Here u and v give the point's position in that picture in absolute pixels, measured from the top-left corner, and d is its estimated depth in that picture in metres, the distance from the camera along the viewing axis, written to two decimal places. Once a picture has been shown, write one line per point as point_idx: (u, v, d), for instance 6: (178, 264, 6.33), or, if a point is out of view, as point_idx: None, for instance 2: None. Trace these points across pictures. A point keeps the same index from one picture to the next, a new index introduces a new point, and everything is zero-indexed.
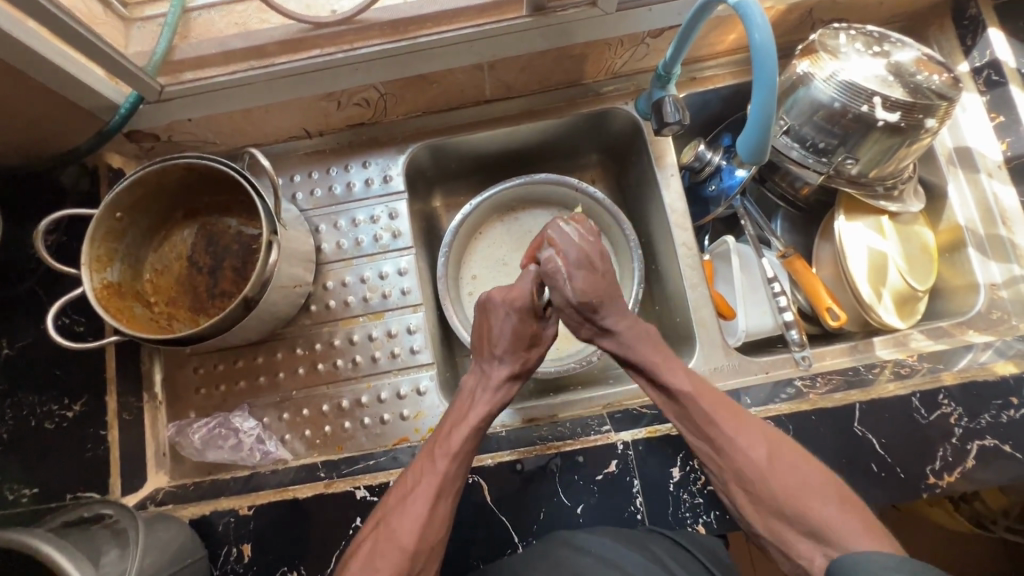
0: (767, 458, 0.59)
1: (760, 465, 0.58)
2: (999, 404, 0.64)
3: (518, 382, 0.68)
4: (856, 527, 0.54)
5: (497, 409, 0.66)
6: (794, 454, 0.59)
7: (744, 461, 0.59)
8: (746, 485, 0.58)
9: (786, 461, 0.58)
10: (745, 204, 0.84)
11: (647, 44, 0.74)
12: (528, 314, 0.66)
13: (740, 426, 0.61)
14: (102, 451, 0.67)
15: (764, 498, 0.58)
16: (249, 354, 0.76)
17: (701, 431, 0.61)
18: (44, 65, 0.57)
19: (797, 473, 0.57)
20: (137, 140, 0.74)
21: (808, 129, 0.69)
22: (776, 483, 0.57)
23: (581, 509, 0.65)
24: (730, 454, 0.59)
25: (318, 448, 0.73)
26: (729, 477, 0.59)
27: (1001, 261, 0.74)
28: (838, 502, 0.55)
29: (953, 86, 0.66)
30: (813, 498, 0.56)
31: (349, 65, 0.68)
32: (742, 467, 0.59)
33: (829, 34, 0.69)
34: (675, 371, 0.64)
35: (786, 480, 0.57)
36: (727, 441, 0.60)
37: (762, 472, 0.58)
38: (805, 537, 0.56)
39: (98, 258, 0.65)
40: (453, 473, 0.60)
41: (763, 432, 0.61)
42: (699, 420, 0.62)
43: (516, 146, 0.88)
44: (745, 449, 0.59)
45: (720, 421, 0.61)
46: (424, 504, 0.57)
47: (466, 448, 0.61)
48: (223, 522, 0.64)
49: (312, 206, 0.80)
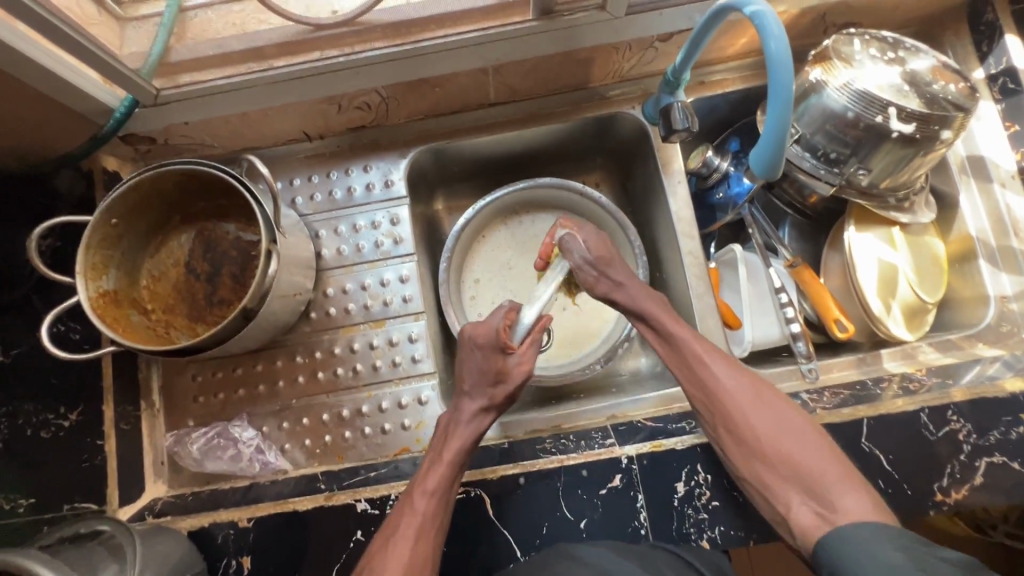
0: (756, 402, 0.62)
1: (745, 411, 0.61)
2: (1009, 420, 0.63)
3: (490, 416, 0.67)
4: (837, 473, 0.56)
5: (475, 441, 0.64)
6: (782, 403, 0.62)
7: (733, 402, 0.62)
8: (734, 428, 0.61)
9: (771, 406, 0.62)
10: (752, 212, 0.83)
11: (656, 48, 0.72)
12: (492, 349, 0.67)
13: (733, 371, 0.64)
14: (100, 461, 0.67)
15: (747, 440, 0.60)
16: (249, 362, 0.75)
17: (695, 373, 0.65)
18: (36, 70, 0.55)
19: (781, 416, 0.61)
20: (132, 143, 0.72)
21: (819, 138, 0.67)
22: (760, 426, 0.60)
23: (584, 524, 0.64)
24: (722, 395, 0.63)
25: (319, 457, 0.72)
26: (718, 423, 0.62)
27: (1012, 273, 0.73)
28: (823, 448, 0.58)
29: (969, 96, 0.65)
30: (796, 443, 0.59)
31: (350, 69, 0.67)
32: (732, 408, 0.62)
33: (843, 40, 0.68)
34: (675, 319, 0.68)
35: (768, 424, 0.60)
36: (715, 382, 0.64)
37: (747, 415, 0.61)
38: (787, 482, 0.58)
39: (94, 266, 0.64)
40: (434, 512, 0.59)
41: (750, 380, 0.64)
42: (694, 363, 0.65)
43: (520, 150, 0.87)
44: (738, 392, 0.62)
45: (717, 365, 0.64)
46: (406, 545, 0.56)
47: (444, 485, 0.60)
48: (223, 534, 0.64)
49: (311, 211, 0.79)
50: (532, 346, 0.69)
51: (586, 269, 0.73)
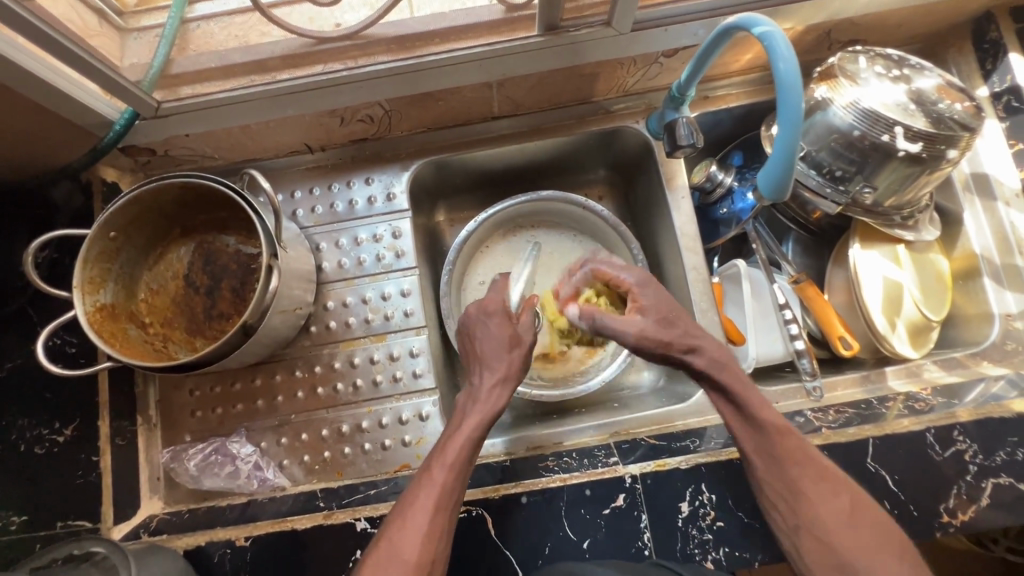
0: (846, 510, 0.53)
1: (830, 519, 0.53)
2: (1014, 441, 0.63)
3: (504, 388, 0.64)
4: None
5: (494, 416, 0.62)
6: (870, 511, 0.54)
7: (820, 509, 0.54)
8: (819, 534, 0.53)
9: (871, 523, 0.53)
10: (756, 227, 0.82)
11: (660, 63, 0.72)
12: (501, 316, 0.69)
13: (817, 469, 0.56)
14: (94, 478, 0.65)
15: (835, 551, 0.52)
16: (247, 377, 0.74)
17: (780, 467, 0.57)
18: (34, 83, 0.55)
19: (874, 532, 0.52)
20: (132, 155, 0.72)
21: (824, 155, 0.67)
22: (853, 536, 0.52)
23: (587, 544, 0.63)
24: (804, 497, 0.55)
25: (318, 474, 0.71)
26: (797, 521, 0.55)
27: (1016, 291, 0.72)
28: (915, 570, 0.49)
29: (975, 115, 0.64)
30: (887, 560, 0.50)
31: (353, 83, 0.66)
32: (816, 513, 0.54)
33: (848, 58, 0.67)
34: (765, 406, 0.59)
35: (862, 535, 0.52)
36: (804, 483, 0.55)
37: (837, 525, 0.53)
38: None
39: (91, 280, 0.63)
40: (452, 486, 0.57)
41: (846, 488, 0.55)
42: (778, 456, 0.57)
43: (523, 162, 0.86)
44: (823, 495, 0.54)
45: (799, 461, 0.56)
46: (423, 518, 0.54)
47: (463, 459, 0.58)
48: (219, 554, 0.62)
49: (312, 223, 0.78)
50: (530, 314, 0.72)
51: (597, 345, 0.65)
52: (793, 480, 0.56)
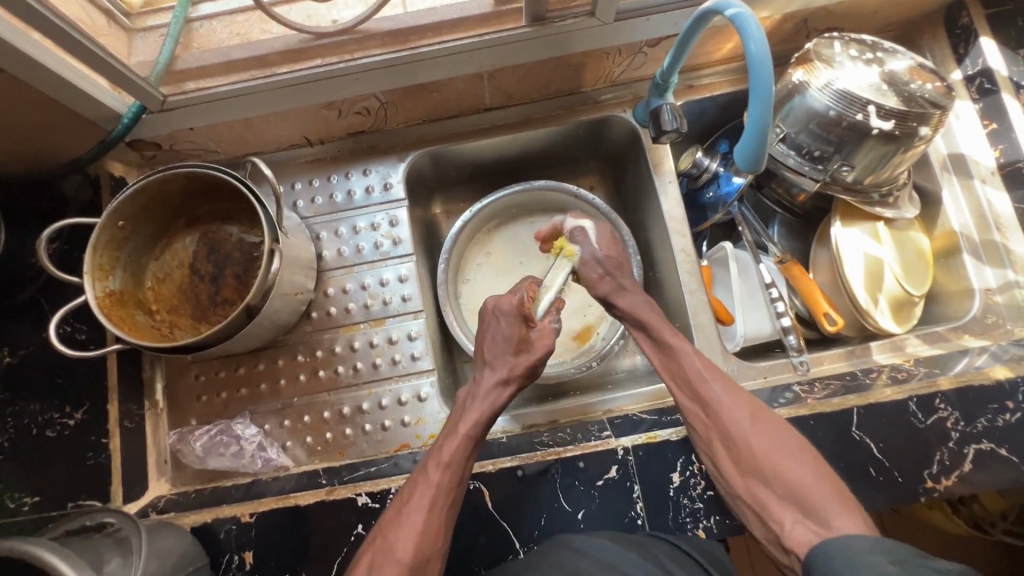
0: (752, 422, 0.60)
1: (741, 430, 0.59)
2: (994, 408, 0.65)
3: (506, 390, 0.66)
4: (829, 493, 0.54)
5: (491, 415, 0.64)
6: (777, 422, 0.60)
7: (732, 422, 0.60)
8: (732, 445, 0.59)
9: (771, 429, 0.60)
10: (741, 210, 0.85)
11: (645, 53, 0.75)
12: (516, 319, 0.68)
13: (730, 388, 0.62)
14: (104, 459, 0.68)
15: (746, 459, 0.58)
16: (251, 362, 0.76)
17: (695, 389, 0.63)
18: (48, 77, 0.58)
19: (779, 436, 0.59)
20: (138, 149, 0.75)
21: (804, 137, 0.70)
22: (759, 445, 0.58)
23: (581, 515, 0.65)
24: (719, 415, 0.61)
25: (320, 455, 0.73)
26: (714, 436, 0.61)
27: (995, 266, 0.74)
28: (814, 467, 0.57)
29: (946, 94, 0.67)
30: (790, 462, 0.57)
31: (349, 75, 0.69)
32: (729, 427, 0.60)
33: (824, 43, 0.70)
34: (677, 337, 0.67)
35: (768, 443, 0.58)
36: (716, 400, 0.61)
37: (748, 435, 0.59)
38: (780, 499, 0.56)
39: (100, 267, 0.65)
40: (450, 484, 0.58)
41: (752, 402, 0.61)
42: (694, 384, 0.63)
43: (515, 153, 0.89)
44: (736, 410, 0.60)
45: (714, 382, 0.62)
46: (419, 515, 0.56)
47: (460, 457, 0.60)
48: (225, 530, 0.64)
49: (313, 214, 0.81)
50: (552, 322, 0.71)
51: (592, 266, 0.73)
52: (712, 402, 0.61)
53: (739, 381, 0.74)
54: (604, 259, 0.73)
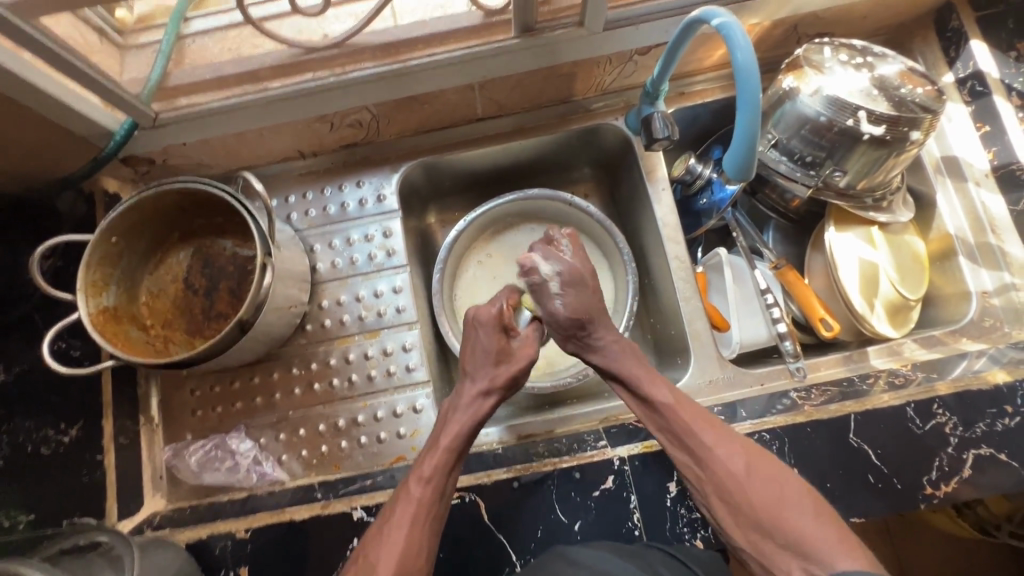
0: (746, 471, 0.59)
1: (733, 481, 0.58)
2: (993, 412, 0.64)
3: (488, 401, 0.67)
4: (831, 538, 0.54)
5: (474, 427, 0.65)
6: (772, 466, 0.59)
7: (725, 473, 0.59)
8: (727, 496, 0.58)
9: (767, 475, 0.58)
10: (735, 215, 0.85)
11: (635, 61, 0.75)
12: (496, 330, 0.69)
13: (718, 434, 0.61)
14: (99, 476, 0.67)
15: (745, 511, 0.57)
16: (246, 375, 0.76)
17: (680, 439, 0.62)
18: (38, 96, 0.58)
19: (776, 484, 0.57)
20: (132, 165, 0.75)
21: (796, 143, 0.70)
22: (756, 495, 0.57)
23: (578, 526, 0.64)
24: (711, 467, 0.60)
25: (316, 468, 0.73)
26: (709, 487, 0.60)
27: (992, 269, 0.74)
28: (814, 511, 0.55)
29: (937, 98, 0.67)
30: (790, 510, 0.56)
31: (340, 88, 0.69)
32: (722, 477, 0.59)
33: (814, 49, 0.70)
34: (657, 385, 0.65)
35: (765, 492, 0.57)
36: (707, 452, 0.60)
37: (742, 485, 0.58)
38: (782, 549, 0.55)
39: (94, 283, 0.65)
40: (431, 498, 0.59)
41: (744, 447, 0.60)
42: (683, 437, 0.62)
43: (509, 162, 0.89)
44: (727, 460, 0.59)
45: (702, 433, 0.61)
46: (401, 531, 0.56)
47: (442, 473, 0.60)
48: (221, 546, 0.64)
49: (306, 226, 0.81)
50: (534, 333, 0.72)
51: (557, 327, 0.68)
52: (703, 453, 0.60)
53: (736, 388, 0.74)
54: (568, 321, 0.67)
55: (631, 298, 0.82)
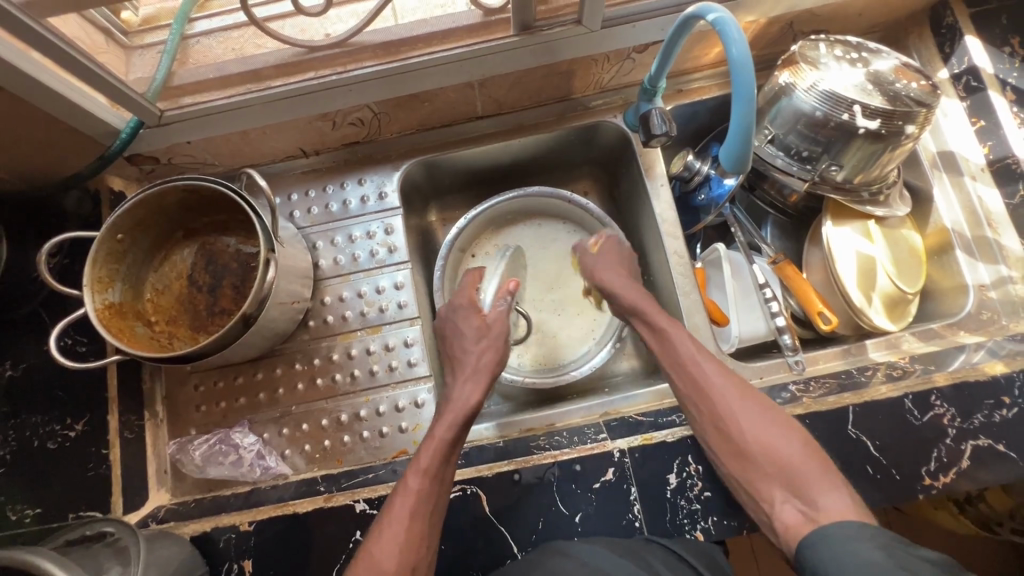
0: (745, 404, 0.64)
1: (731, 417, 0.63)
2: (991, 404, 0.65)
3: (477, 385, 0.69)
4: (816, 471, 0.58)
5: (467, 416, 0.66)
6: (768, 406, 0.64)
7: (725, 405, 0.64)
8: (725, 427, 0.63)
9: (762, 411, 0.64)
10: (733, 211, 0.86)
11: (633, 59, 0.76)
12: (469, 309, 0.76)
13: (722, 370, 0.67)
14: (104, 470, 0.68)
15: (740, 446, 0.62)
16: (250, 371, 0.77)
17: (685, 372, 0.68)
18: (46, 94, 0.59)
19: (770, 420, 0.63)
20: (137, 163, 0.76)
21: (792, 138, 0.71)
22: (750, 429, 0.62)
23: (579, 518, 0.65)
24: (713, 397, 0.65)
25: (319, 462, 0.73)
26: (707, 423, 0.64)
27: (989, 262, 0.75)
28: (804, 446, 0.60)
29: (931, 92, 0.68)
30: (781, 442, 0.61)
31: (342, 87, 0.70)
32: (722, 409, 0.64)
33: (809, 45, 0.71)
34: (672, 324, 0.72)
35: (756, 426, 0.62)
36: (711, 385, 0.66)
37: (739, 416, 0.63)
38: (769, 480, 0.60)
39: (100, 280, 0.66)
40: (428, 490, 0.59)
41: (744, 390, 0.66)
42: (690, 369, 0.68)
43: (509, 161, 0.90)
44: (727, 394, 0.65)
45: (709, 366, 0.67)
46: (400, 526, 0.56)
47: (438, 464, 0.61)
48: (224, 539, 0.64)
49: (309, 223, 0.82)
50: (500, 306, 0.78)
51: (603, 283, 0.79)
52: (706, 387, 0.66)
53: None
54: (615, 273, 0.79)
55: None
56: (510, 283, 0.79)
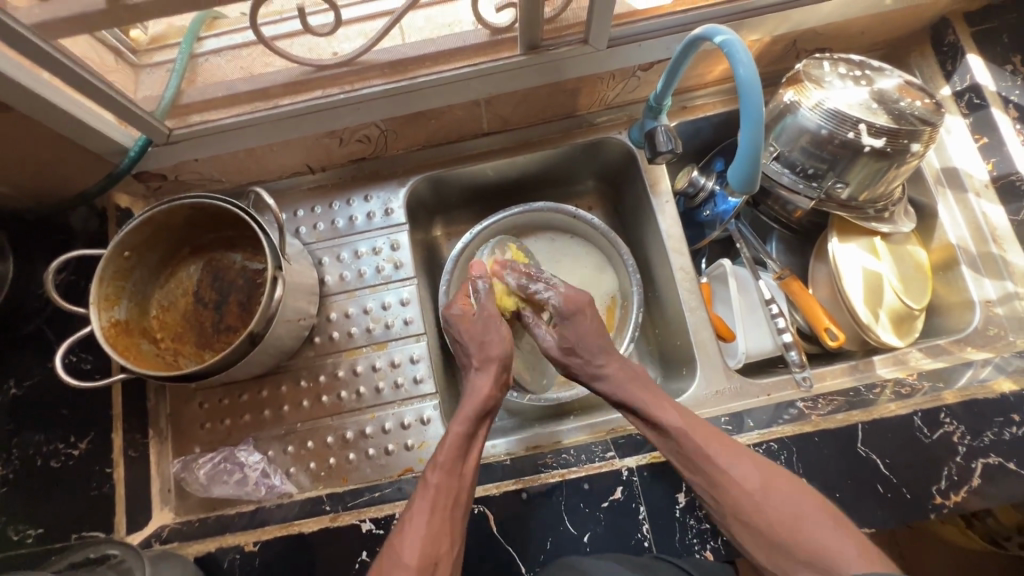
0: (762, 486, 0.60)
1: (760, 505, 0.59)
2: (1001, 421, 0.64)
3: (486, 374, 0.71)
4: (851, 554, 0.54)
5: (483, 410, 0.68)
6: (788, 483, 0.60)
7: (743, 491, 0.60)
8: (746, 518, 0.59)
9: (781, 489, 0.59)
10: (738, 227, 0.87)
11: (638, 77, 0.77)
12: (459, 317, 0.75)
13: (731, 453, 0.62)
14: (108, 489, 0.67)
15: (765, 532, 0.59)
16: (255, 388, 0.77)
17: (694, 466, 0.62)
18: (55, 114, 0.59)
19: (794, 501, 0.58)
20: (144, 180, 0.76)
21: (797, 155, 0.71)
22: (807, 541, 0.56)
23: (588, 537, 0.64)
24: (720, 482, 0.61)
25: (323, 480, 0.73)
26: (728, 512, 0.60)
27: (994, 278, 0.75)
28: (833, 524, 0.57)
29: (935, 111, 0.68)
30: (809, 527, 0.57)
31: (349, 105, 0.71)
32: (740, 499, 0.59)
33: (813, 64, 0.72)
34: (664, 408, 0.67)
35: (819, 539, 0.56)
36: (722, 475, 0.61)
37: (760, 503, 0.59)
38: (803, 566, 0.57)
39: (107, 297, 0.66)
40: (448, 481, 0.61)
41: (759, 467, 0.61)
42: (697, 460, 0.62)
43: (514, 176, 0.91)
44: (742, 477, 0.60)
45: (713, 451, 0.62)
46: (422, 518, 0.58)
47: (455, 459, 0.63)
48: (228, 560, 0.63)
49: (315, 240, 0.82)
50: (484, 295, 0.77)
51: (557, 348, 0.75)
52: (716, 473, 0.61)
53: (742, 399, 0.74)
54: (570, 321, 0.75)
55: (636, 309, 0.83)
56: (475, 268, 0.78)
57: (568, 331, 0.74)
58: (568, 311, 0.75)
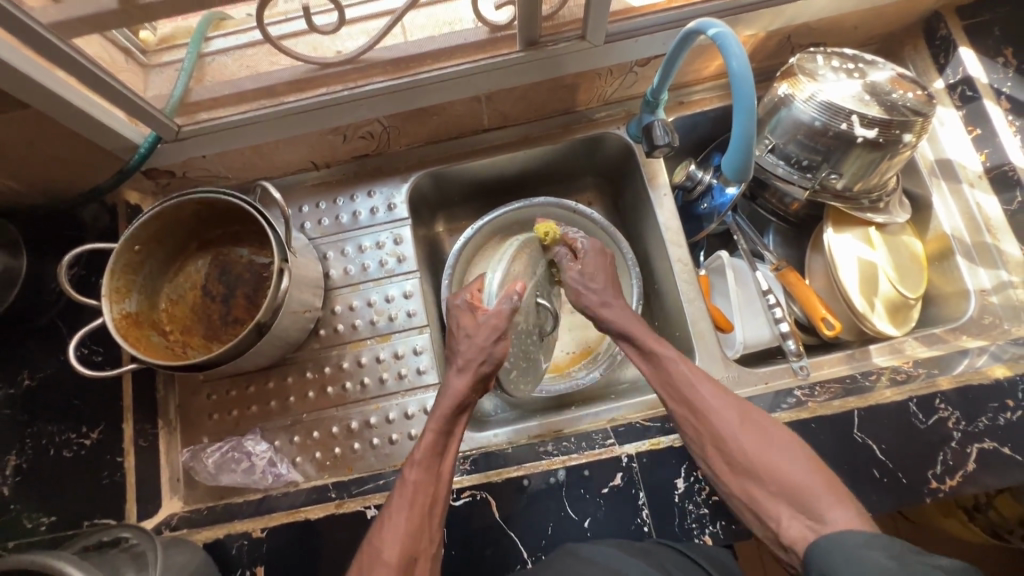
0: (739, 420, 0.62)
1: (735, 435, 0.60)
2: (995, 407, 0.65)
3: (465, 376, 0.67)
4: (821, 485, 0.55)
5: (459, 405, 0.66)
6: (767, 421, 0.62)
7: (720, 421, 0.62)
8: (724, 448, 0.60)
9: (759, 425, 0.61)
10: (736, 220, 0.88)
11: (636, 72, 0.78)
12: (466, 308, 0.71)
13: (717, 390, 0.64)
14: (119, 478, 0.69)
15: (738, 461, 0.59)
16: (261, 380, 0.78)
17: (680, 393, 0.65)
18: (69, 111, 0.61)
19: (769, 434, 0.60)
20: (154, 177, 0.79)
21: (792, 147, 0.73)
22: (780, 466, 0.57)
23: (588, 523, 0.65)
24: (704, 412, 0.63)
25: (329, 469, 0.74)
26: (706, 441, 0.62)
27: (989, 268, 0.76)
28: (805, 459, 0.57)
29: (927, 102, 0.70)
30: (781, 457, 0.58)
31: (353, 101, 0.73)
32: (716, 426, 0.62)
33: (807, 58, 0.73)
34: (659, 343, 0.70)
35: (790, 468, 0.57)
36: (704, 402, 0.63)
37: (736, 432, 0.61)
38: (777, 498, 0.57)
39: (118, 289, 0.68)
40: (426, 479, 0.60)
41: (737, 401, 0.63)
42: (680, 385, 0.65)
43: (515, 172, 0.92)
44: (723, 410, 0.62)
45: (699, 383, 0.65)
46: (400, 515, 0.57)
47: (431, 455, 0.62)
48: (237, 546, 0.65)
49: (319, 234, 0.84)
50: (506, 305, 0.69)
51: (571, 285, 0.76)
52: (699, 401, 0.63)
53: (740, 388, 0.75)
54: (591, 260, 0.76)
55: (636, 302, 0.84)
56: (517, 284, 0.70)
57: (591, 267, 0.76)
58: (591, 250, 0.77)
